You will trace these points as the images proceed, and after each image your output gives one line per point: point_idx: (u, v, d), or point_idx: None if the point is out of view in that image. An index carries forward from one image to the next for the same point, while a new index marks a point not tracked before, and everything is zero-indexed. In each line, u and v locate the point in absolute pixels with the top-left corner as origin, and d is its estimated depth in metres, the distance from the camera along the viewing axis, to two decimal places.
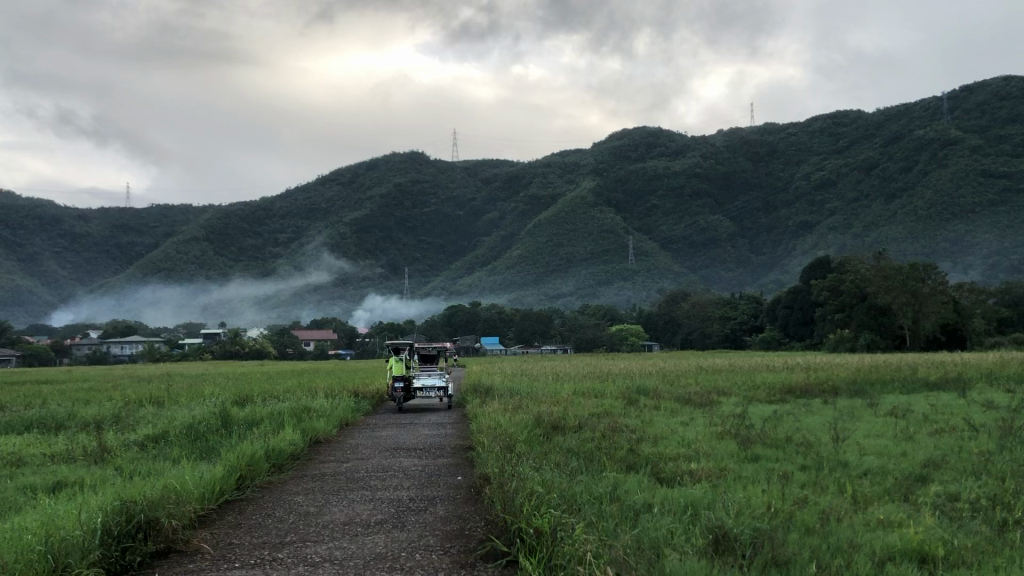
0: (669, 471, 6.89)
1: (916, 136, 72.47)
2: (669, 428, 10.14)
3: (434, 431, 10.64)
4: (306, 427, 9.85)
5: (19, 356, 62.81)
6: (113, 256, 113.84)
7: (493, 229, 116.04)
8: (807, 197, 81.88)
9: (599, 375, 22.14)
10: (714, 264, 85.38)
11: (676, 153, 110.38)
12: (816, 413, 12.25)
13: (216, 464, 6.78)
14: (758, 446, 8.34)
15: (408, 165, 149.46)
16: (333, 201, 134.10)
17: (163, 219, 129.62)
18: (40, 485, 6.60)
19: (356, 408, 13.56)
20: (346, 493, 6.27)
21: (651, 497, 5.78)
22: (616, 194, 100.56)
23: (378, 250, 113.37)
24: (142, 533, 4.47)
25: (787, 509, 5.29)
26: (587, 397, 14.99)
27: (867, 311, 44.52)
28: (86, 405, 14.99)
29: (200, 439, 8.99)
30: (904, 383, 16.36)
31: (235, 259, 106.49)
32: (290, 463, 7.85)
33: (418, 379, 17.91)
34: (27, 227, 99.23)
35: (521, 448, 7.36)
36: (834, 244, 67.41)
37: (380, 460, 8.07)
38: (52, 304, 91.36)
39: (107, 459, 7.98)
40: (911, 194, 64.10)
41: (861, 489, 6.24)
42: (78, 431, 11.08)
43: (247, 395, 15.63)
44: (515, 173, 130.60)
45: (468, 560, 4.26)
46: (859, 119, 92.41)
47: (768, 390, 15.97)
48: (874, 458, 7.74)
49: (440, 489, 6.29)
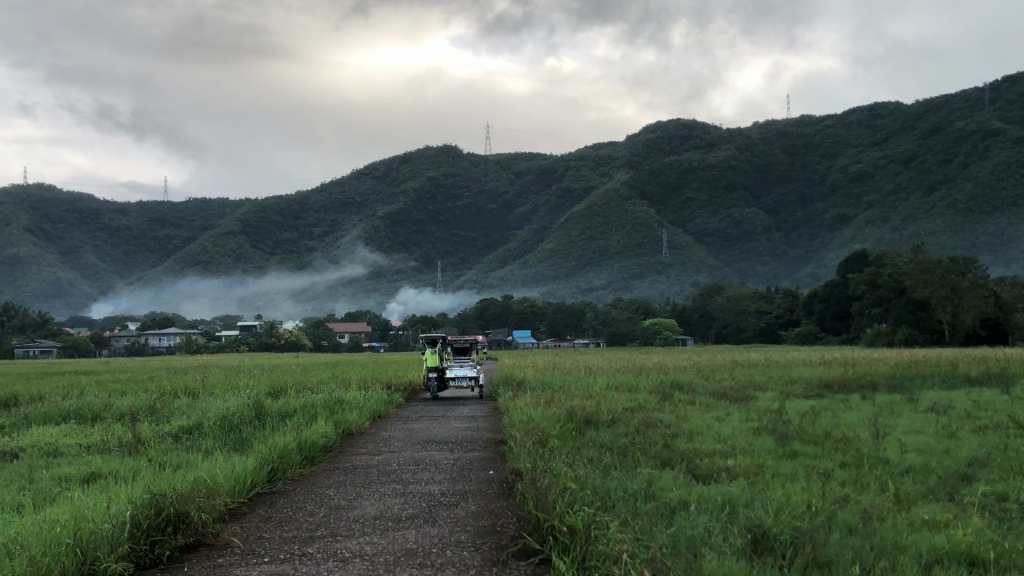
0: (705, 467, 6.77)
1: (956, 128, 71.21)
2: (704, 423, 9.99)
3: (466, 425, 10.58)
4: (338, 419, 9.83)
5: (59, 347, 64.05)
6: (151, 249, 115.48)
7: (526, 222, 115.98)
8: (843, 190, 80.87)
9: (632, 369, 21.98)
10: (749, 258, 84.66)
11: (711, 145, 109.32)
12: (854, 409, 12.03)
13: (248, 456, 6.77)
14: (796, 443, 8.17)
15: (441, 158, 149.69)
16: (367, 194, 134.70)
17: (199, 212, 131.21)
18: (74, 476, 6.62)
19: (389, 400, 13.56)
20: (377, 486, 6.21)
21: (687, 495, 5.65)
22: (650, 187, 100.03)
23: (411, 243, 113.82)
24: (172, 526, 4.46)
25: (828, 508, 5.14)
26: (621, 391, 14.86)
27: (905, 306, 43.92)
28: (124, 396, 15.20)
29: (233, 430, 9.01)
30: (945, 378, 16.06)
31: (271, 252, 107.59)
32: (323, 455, 7.83)
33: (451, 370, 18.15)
34: (67, 221, 101.02)
35: (554, 443, 7.27)
36: (871, 238, 66.52)
37: (412, 453, 8.02)
38: (92, 296, 92.97)
39: (140, 451, 8.01)
40: (951, 186, 63.01)
41: (904, 488, 6.05)
42: (113, 422, 11.17)
43: (281, 386, 15.73)
44: (547, 166, 130.23)
45: (499, 557, 4.15)
46: (898, 111, 90.96)
47: (805, 385, 15.75)
48: (916, 456, 7.54)
49: (472, 483, 6.22)
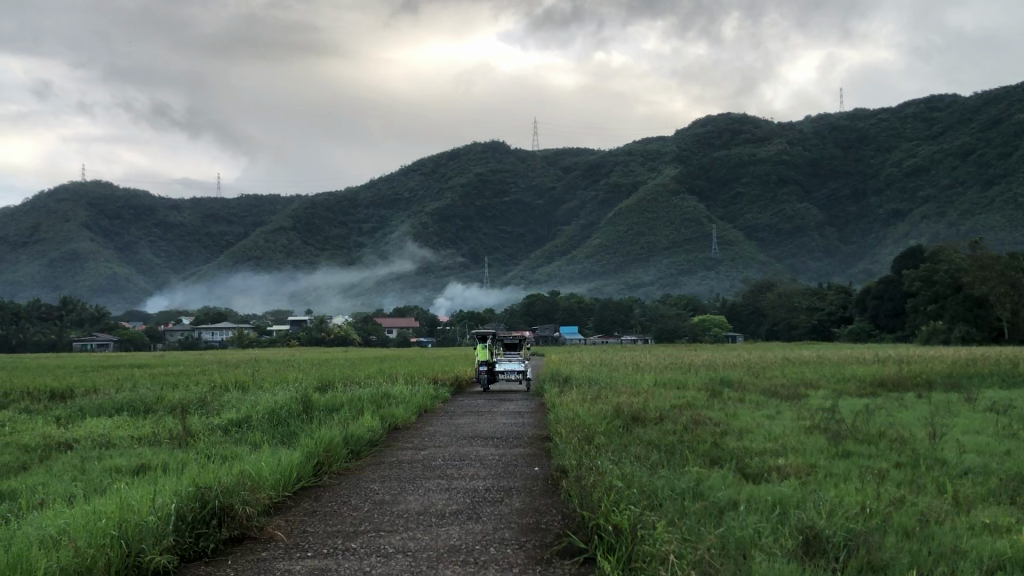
0: (755, 467, 6.63)
1: (1017, 121, 69.29)
2: (755, 422, 9.81)
3: (512, 420, 10.54)
4: (384, 412, 9.83)
5: (115, 340, 65.58)
6: (204, 245, 117.47)
7: (573, 218, 115.65)
8: (898, 184, 79.22)
9: (680, 366, 21.72)
10: (800, 253, 83.35)
11: (762, 140, 107.86)
12: (909, 408, 11.74)
13: (295, 449, 6.80)
14: (849, 442, 7.98)
15: (488, 154, 149.93)
16: (415, 190, 135.42)
17: (251, 209, 133.08)
18: (125, 467, 6.70)
19: (435, 396, 13.56)
20: (422, 482, 6.18)
21: (737, 494, 5.52)
22: (699, 182, 99.06)
23: (459, 239, 114.14)
24: (216, 519, 4.47)
25: (883, 510, 4.97)
26: (668, 388, 14.68)
27: (963, 303, 42.88)
28: (176, 389, 15.43)
29: (282, 424, 9.07)
30: (1003, 377, 15.57)
31: (321, 248, 108.80)
32: (369, 449, 7.85)
33: (500, 363, 18.62)
34: (124, 218, 103.25)
35: (600, 441, 7.18)
36: (927, 233, 65.08)
37: (459, 448, 7.99)
38: (147, 291, 94.94)
39: (191, 443, 8.10)
40: (1011, 180, 61.35)
41: (963, 490, 5.86)
42: (165, 414, 11.32)
43: (328, 380, 15.84)
44: (595, 161, 129.65)
45: (542, 555, 4.09)
46: (955, 103, 88.84)
47: (858, 383, 15.45)
48: (975, 457, 7.31)
49: (517, 479, 6.15)
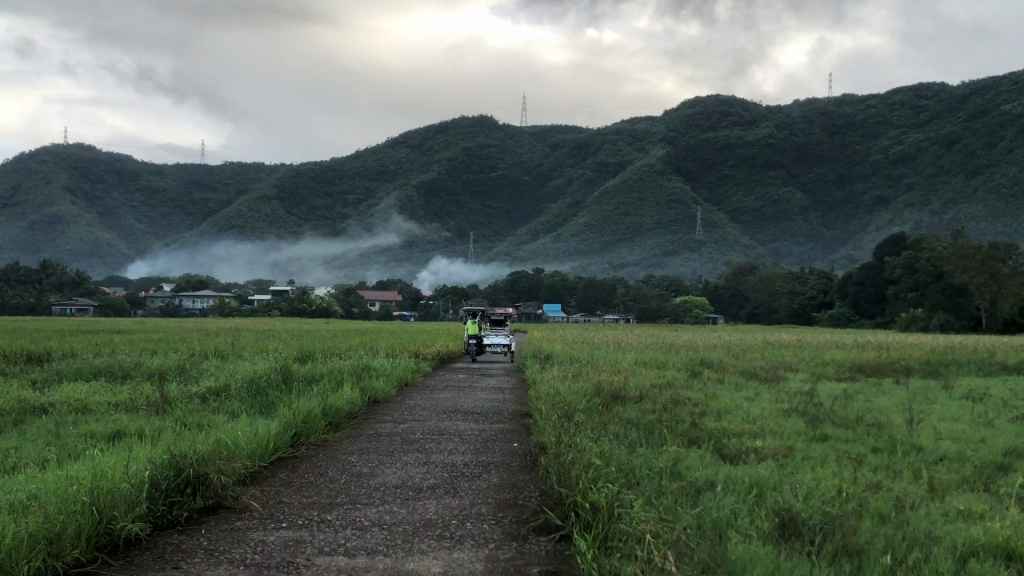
0: (733, 447, 6.65)
1: (1002, 112, 69.57)
2: (733, 403, 9.89)
3: (492, 396, 10.52)
4: (364, 385, 9.80)
5: (95, 306, 65.30)
6: (187, 212, 116.68)
7: (559, 195, 115.59)
8: (884, 171, 79.54)
9: (662, 345, 21.89)
10: (784, 237, 83.70)
11: (750, 123, 107.98)
12: (887, 393, 11.86)
13: (273, 420, 6.74)
14: (828, 426, 8.03)
15: (476, 129, 149.31)
16: (401, 163, 134.82)
17: (235, 176, 132.20)
18: (101, 433, 6.65)
19: (416, 369, 13.59)
20: (400, 455, 6.15)
21: (714, 475, 5.52)
22: (686, 163, 99.17)
23: (444, 213, 113.94)
24: (191, 487, 4.44)
25: (858, 494, 4.99)
26: (649, 367, 14.77)
27: (942, 291, 43.25)
28: (154, 356, 15.38)
29: (261, 393, 9.03)
30: (979, 365, 15.75)
31: (305, 218, 108.34)
32: (348, 421, 7.80)
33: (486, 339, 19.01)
34: (106, 182, 102.23)
35: (580, 417, 7.19)
36: (910, 221, 65.59)
37: (437, 423, 7.95)
38: (128, 257, 94.36)
39: (169, 410, 8.05)
40: (994, 170, 61.70)
41: (938, 476, 5.91)
42: (143, 381, 11.30)
43: (310, 351, 15.83)
44: (583, 139, 129.45)
45: (519, 531, 4.07)
46: (943, 92, 89.13)
47: (837, 367, 15.61)
48: (951, 444, 7.37)
49: (496, 455, 6.13)
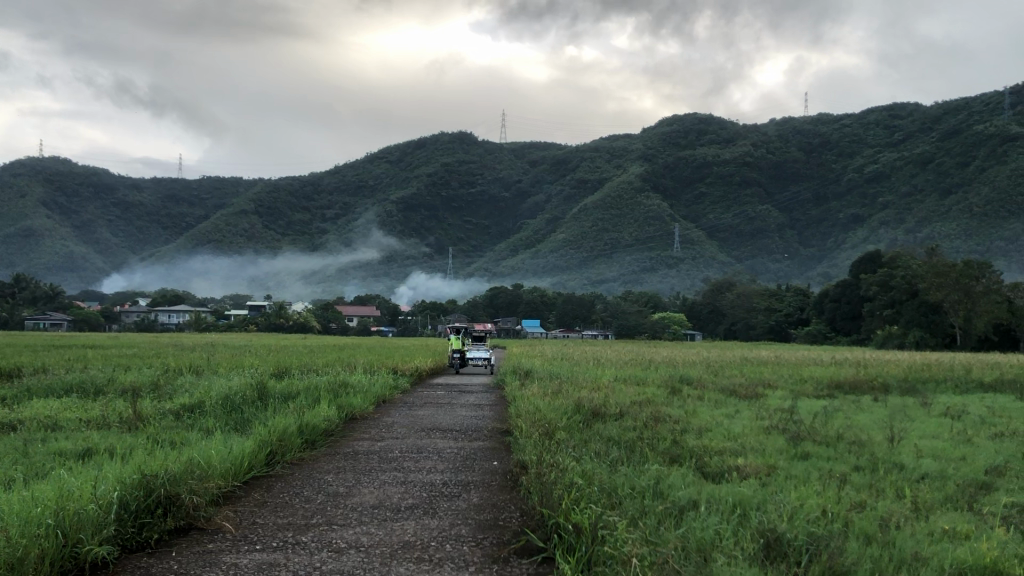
0: (716, 466, 6.59)
1: (974, 132, 70.24)
2: (714, 420, 9.84)
3: (471, 413, 10.39)
4: (341, 403, 9.66)
5: (69, 320, 64.80)
6: (164, 226, 115.94)
7: (538, 212, 115.89)
8: (859, 190, 80.26)
9: (640, 361, 21.96)
10: (762, 254, 84.22)
11: (727, 141, 108.86)
12: (866, 410, 11.85)
13: (247, 438, 6.60)
14: (809, 444, 7.99)
15: (456, 145, 149.50)
16: (380, 178, 134.68)
17: (213, 190, 131.59)
18: (69, 451, 6.48)
19: (395, 386, 13.42)
20: (378, 473, 6.05)
21: (697, 494, 5.45)
22: (664, 180, 99.81)
23: (423, 229, 113.90)
24: (161, 509, 4.30)
25: (843, 514, 4.95)
26: (628, 383, 14.67)
27: (919, 308, 43.53)
28: (130, 371, 15.17)
29: (236, 410, 8.87)
30: (956, 383, 15.80)
31: (283, 232, 107.92)
32: (324, 438, 7.68)
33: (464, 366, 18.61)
34: (81, 196, 101.31)
35: (561, 436, 7.11)
36: (885, 239, 66.29)
37: (415, 440, 7.83)
38: (104, 271, 93.61)
39: (142, 426, 7.89)
40: (967, 189, 62.23)
41: (922, 495, 5.86)
42: (115, 397, 11.09)
43: (286, 367, 15.63)
44: (562, 156, 129.94)
45: (501, 553, 3.97)
46: (917, 112, 90.23)
47: (816, 384, 15.60)
48: (931, 462, 7.35)
49: (476, 474, 6.04)
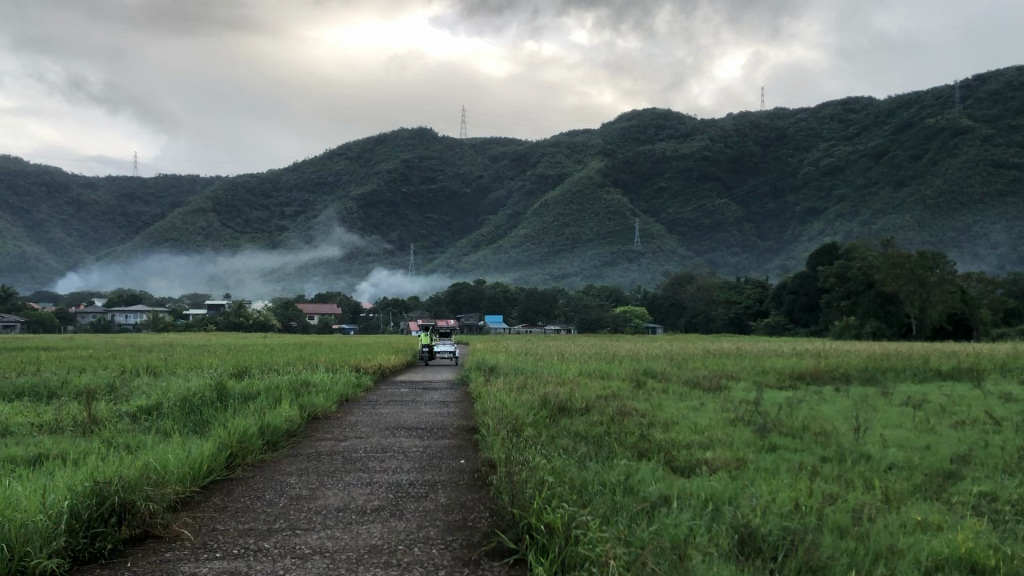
0: (683, 459, 6.53)
1: (926, 125, 71.29)
2: (679, 413, 9.81)
3: (437, 411, 10.25)
4: (303, 401, 9.48)
5: (23, 321, 63.49)
6: (120, 225, 114.06)
7: (499, 207, 115.76)
8: (815, 182, 81.22)
9: (603, 355, 21.96)
10: (721, 248, 84.89)
11: (686, 136, 109.58)
12: (828, 400, 11.92)
13: (206, 440, 6.39)
14: (775, 435, 7.99)
15: (416, 140, 148.82)
16: (339, 175, 133.61)
17: (170, 188, 129.73)
18: (19, 457, 6.24)
19: (358, 383, 13.19)
20: (342, 475, 5.89)
21: (669, 489, 5.36)
22: (624, 175, 100.27)
23: (384, 225, 113.34)
24: (116, 517, 4.11)
25: (815, 506, 4.89)
26: (594, 378, 14.62)
27: (874, 299, 44.07)
28: (82, 374, 14.75)
29: (194, 412, 8.63)
30: (915, 372, 16.00)
31: (242, 230, 106.66)
32: (286, 439, 7.48)
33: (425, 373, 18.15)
34: (34, 194, 99.05)
35: (529, 432, 6.99)
36: (841, 231, 67.14)
37: (380, 440, 7.68)
38: (58, 271, 91.73)
39: (96, 431, 7.64)
40: (920, 181, 63.19)
41: (891, 485, 5.86)
42: (70, 400, 10.76)
43: (247, 366, 15.29)
44: (522, 151, 129.79)
45: (471, 556, 3.86)
46: (871, 106, 91.46)
47: (777, 375, 15.69)
48: (898, 451, 7.36)
49: (443, 473, 5.92)
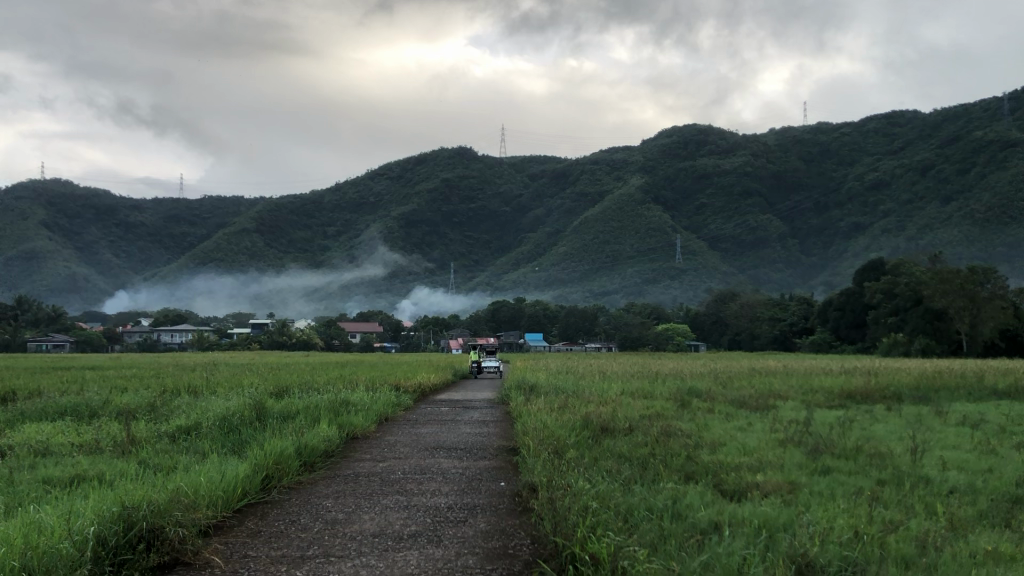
0: (732, 483, 6.26)
1: (974, 138, 69.97)
2: (728, 434, 9.49)
3: (476, 431, 10.06)
4: (342, 421, 9.34)
5: (72, 341, 64.52)
6: (166, 246, 115.91)
7: (539, 224, 115.80)
8: (859, 198, 80.08)
9: (646, 374, 21.67)
10: (764, 264, 83.85)
11: (727, 151, 108.97)
12: (880, 421, 11.52)
13: (242, 462, 6.27)
14: (829, 457, 7.66)
15: (456, 160, 149.73)
16: (381, 195, 134.72)
17: (214, 210, 131.68)
18: (56, 478, 6.17)
19: (397, 403, 13.01)
20: (379, 498, 5.71)
21: (719, 516, 5.10)
22: (665, 192, 99.80)
23: (425, 244, 113.95)
24: (143, 543, 4.00)
25: (880, 536, 4.59)
26: (637, 397, 14.27)
27: (923, 316, 43.29)
28: (121, 393, 14.78)
29: (233, 432, 8.55)
30: (970, 390, 15.44)
31: (285, 250, 107.82)
32: (323, 459, 7.35)
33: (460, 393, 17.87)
34: (83, 217, 101.01)
35: (571, 454, 6.77)
36: (887, 246, 65.99)
37: (418, 461, 7.51)
38: (106, 291, 93.32)
39: (134, 451, 7.58)
40: (968, 196, 61.90)
41: (956, 512, 5.54)
42: (109, 421, 10.69)
43: (286, 386, 15.13)
44: (562, 169, 129.71)
45: None
46: (916, 119, 90.09)
47: (826, 394, 15.22)
48: (959, 474, 7.01)
49: (483, 496, 5.74)
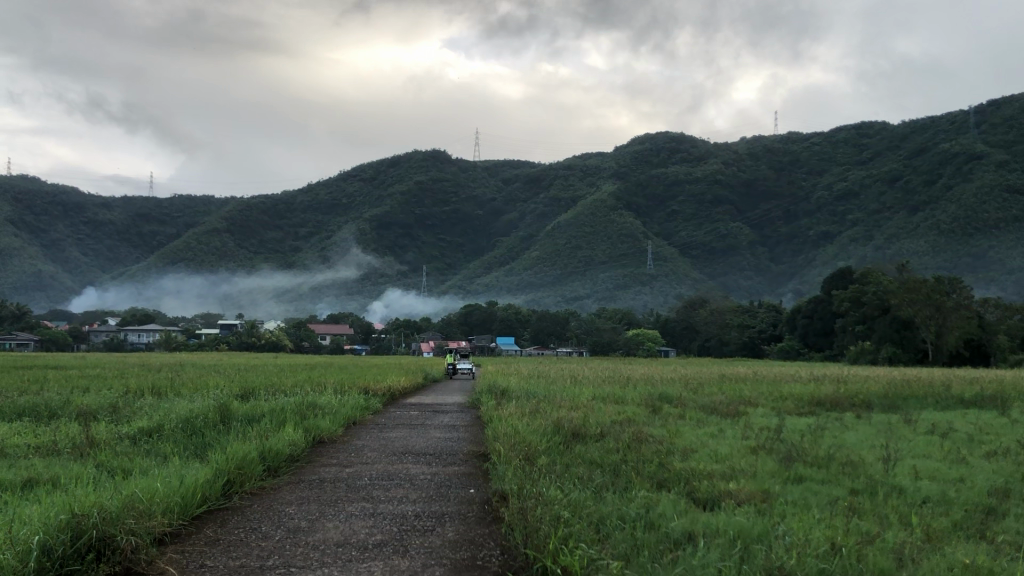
0: (705, 492, 6.14)
1: (940, 150, 70.81)
2: (699, 441, 9.40)
3: (446, 435, 9.86)
4: (308, 425, 9.14)
5: (36, 340, 63.49)
6: (134, 245, 114.50)
7: (511, 228, 115.76)
8: (829, 207, 80.75)
9: (614, 379, 21.72)
10: (733, 271, 84.30)
11: (698, 159, 109.77)
12: (848, 428, 11.52)
13: (202, 466, 6.06)
14: (801, 465, 7.59)
15: (429, 162, 149.32)
16: (353, 196, 134.07)
17: (184, 209, 130.38)
18: (6, 481, 5.92)
19: (365, 406, 12.81)
20: (345, 505, 5.54)
21: (692, 525, 4.99)
22: (638, 199, 100.21)
23: (397, 247, 113.52)
24: (93, 554, 3.81)
25: (854, 548, 4.51)
26: (607, 402, 14.15)
27: (891, 324, 43.43)
28: (84, 393, 14.36)
29: (197, 434, 8.33)
30: (937, 399, 15.52)
31: (256, 250, 106.88)
32: (287, 465, 7.15)
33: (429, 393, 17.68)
34: (49, 214, 99.48)
35: (542, 461, 6.64)
36: (855, 255, 66.58)
37: (385, 466, 7.32)
38: (71, 290, 91.93)
39: (90, 454, 7.32)
40: (934, 207, 62.60)
41: (930, 522, 5.48)
42: (70, 422, 10.40)
43: (252, 388, 14.84)
44: (535, 173, 129.71)
45: None
46: (885, 131, 91.10)
47: (796, 401, 15.22)
48: (932, 484, 6.94)
49: (451, 504, 5.58)
